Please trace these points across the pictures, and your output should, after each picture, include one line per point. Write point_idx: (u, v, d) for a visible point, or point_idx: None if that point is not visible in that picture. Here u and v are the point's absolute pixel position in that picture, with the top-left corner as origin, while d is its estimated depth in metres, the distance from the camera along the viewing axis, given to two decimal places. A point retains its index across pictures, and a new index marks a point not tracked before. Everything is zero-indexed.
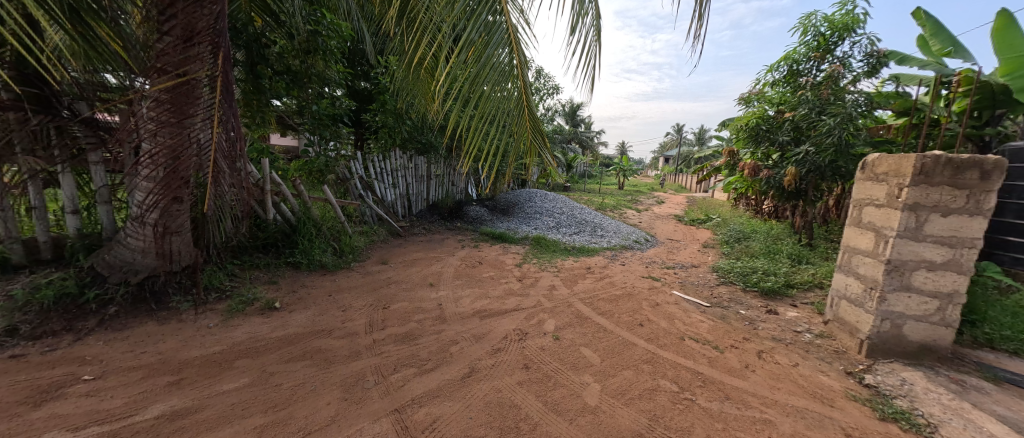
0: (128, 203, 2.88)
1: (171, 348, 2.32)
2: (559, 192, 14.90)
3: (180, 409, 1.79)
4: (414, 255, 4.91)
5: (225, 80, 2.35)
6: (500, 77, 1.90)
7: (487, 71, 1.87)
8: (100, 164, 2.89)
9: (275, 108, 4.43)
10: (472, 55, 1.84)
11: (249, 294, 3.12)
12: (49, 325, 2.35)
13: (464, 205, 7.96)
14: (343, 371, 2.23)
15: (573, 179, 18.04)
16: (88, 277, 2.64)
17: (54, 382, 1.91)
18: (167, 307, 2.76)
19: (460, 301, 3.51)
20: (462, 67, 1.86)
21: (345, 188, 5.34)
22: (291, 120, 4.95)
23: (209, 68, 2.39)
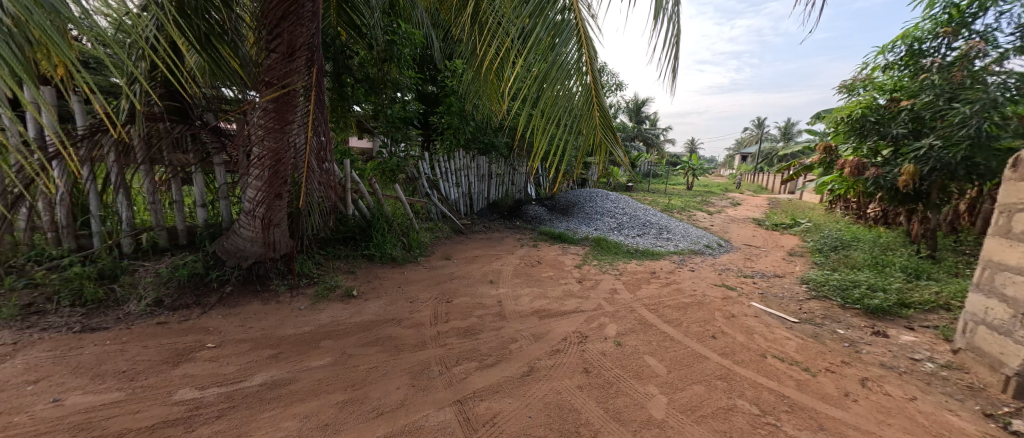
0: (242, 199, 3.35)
1: (271, 326, 2.67)
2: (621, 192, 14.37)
3: (278, 379, 2.05)
4: (475, 253, 5.07)
5: (318, 89, 2.66)
6: (567, 75, 1.88)
7: (555, 70, 1.86)
8: (222, 165, 3.41)
9: (355, 113, 4.87)
10: (540, 54, 1.85)
11: (332, 282, 3.46)
12: (184, 298, 2.83)
13: (523, 205, 8.04)
14: (411, 359, 2.38)
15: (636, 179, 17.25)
16: (211, 260, 3.12)
17: (187, 346, 2.31)
18: (268, 290, 3.17)
19: (519, 300, 3.55)
20: (530, 68, 1.87)
21: (414, 187, 5.67)
22: (368, 124, 5.39)
23: (305, 80, 2.76)
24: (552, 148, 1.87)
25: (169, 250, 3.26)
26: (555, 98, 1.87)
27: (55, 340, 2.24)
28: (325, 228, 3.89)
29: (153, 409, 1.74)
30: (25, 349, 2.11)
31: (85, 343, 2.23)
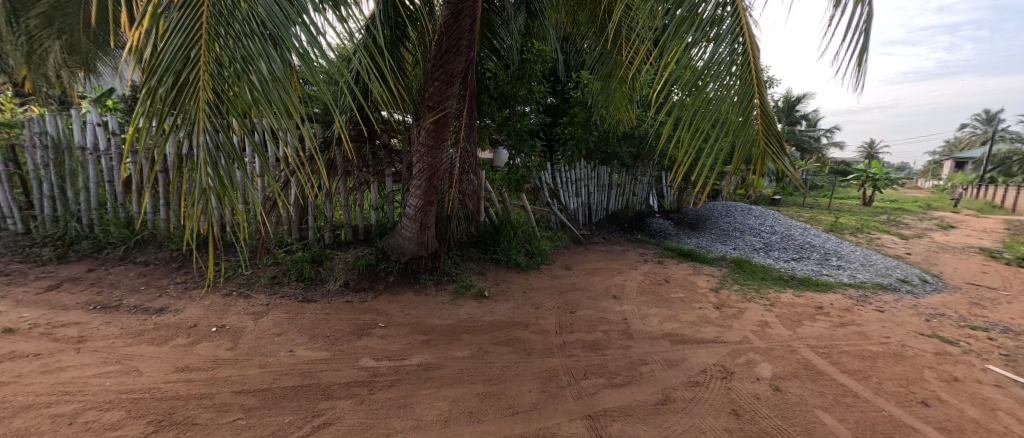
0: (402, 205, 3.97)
1: (422, 314, 3.10)
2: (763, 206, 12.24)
3: (430, 362, 2.37)
4: (597, 265, 4.95)
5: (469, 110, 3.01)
6: (718, 71, 1.57)
7: (705, 66, 1.57)
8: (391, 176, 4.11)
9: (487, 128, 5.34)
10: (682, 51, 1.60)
11: (467, 281, 3.84)
12: (362, 283, 3.51)
13: (645, 217, 7.51)
14: (540, 364, 2.46)
15: (785, 192, 14.45)
16: (379, 254, 3.77)
17: (365, 323, 2.86)
18: (419, 282, 3.70)
19: (646, 319, 3.33)
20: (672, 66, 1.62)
21: (536, 196, 5.86)
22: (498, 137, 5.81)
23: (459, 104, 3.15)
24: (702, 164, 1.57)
25: (352, 243, 4.06)
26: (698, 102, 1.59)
27: (286, 306, 3.03)
28: (462, 231, 4.33)
29: (347, 370, 2.20)
30: (270, 310, 2.92)
31: (302, 311, 2.96)
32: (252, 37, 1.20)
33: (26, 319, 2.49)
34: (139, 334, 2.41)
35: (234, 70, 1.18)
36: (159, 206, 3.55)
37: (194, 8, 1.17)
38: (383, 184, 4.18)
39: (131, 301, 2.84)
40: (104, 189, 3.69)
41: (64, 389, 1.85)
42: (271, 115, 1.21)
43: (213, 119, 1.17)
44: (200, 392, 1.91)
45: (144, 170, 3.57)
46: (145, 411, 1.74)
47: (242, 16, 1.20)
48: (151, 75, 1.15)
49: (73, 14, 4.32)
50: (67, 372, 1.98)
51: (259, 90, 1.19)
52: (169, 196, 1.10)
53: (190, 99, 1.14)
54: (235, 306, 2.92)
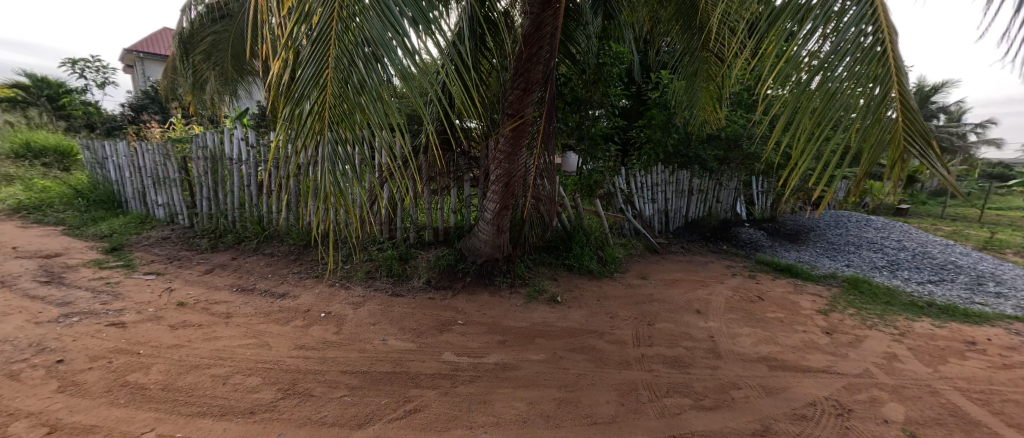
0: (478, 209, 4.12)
1: (497, 315, 3.18)
2: (884, 216, 10.34)
3: (507, 363, 2.42)
4: (677, 276, 4.62)
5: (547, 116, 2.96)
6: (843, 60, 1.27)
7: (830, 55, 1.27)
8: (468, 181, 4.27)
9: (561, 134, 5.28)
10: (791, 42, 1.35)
11: (540, 285, 3.85)
12: (441, 281, 3.72)
13: (733, 226, 6.79)
14: (618, 376, 2.37)
15: (914, 200, 12.06)
16: (457, 255, 3.95)
17: (445, 319, 3.03)
18: (495, 284, 3.81)
19: (737, 339, 3.02)
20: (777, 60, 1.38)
21: (609, 201, 5.64)
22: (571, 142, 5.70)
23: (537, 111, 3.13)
24: (808, 169, 1.28)
25: (433, 244, 4.22)
26: (807, 99, 1.32)
27: (378, 298, 3.34)
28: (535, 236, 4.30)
29: (431, 362, 2.35)
30: (366, 301, 3.24)
31: (392, 304, 3.24)
32: (364, 60, 1.39)
33: (191, 295, 3.11)
34: (268, 314, 2.86)
35: (350, 91, 1.39)
36: (281, 206, 4.16)
37: (324, 40, 1.40)
38: (462, 189, 4.28)
39: (261, 286, 3.38)
40: (243, 192, 4.43)
41: (218, 355, 2.27)
42: (376, 126, 1.40)
43: (330, 132, 1.38)
44: (313, 368, 2.20)
45: (270, 176, 4.21)
46: (274, 380, 2.06)
47: (357, 43, 1.40)
48: (292, 98, 1.41)
49: (224, 49, 5.54)
50: (219, 341, 2.42)
51: (369, 107, 1.38)
52: (301, 195, 1.35)
53: (318, 117, 1.38)
54: (338, 296, 3.30)
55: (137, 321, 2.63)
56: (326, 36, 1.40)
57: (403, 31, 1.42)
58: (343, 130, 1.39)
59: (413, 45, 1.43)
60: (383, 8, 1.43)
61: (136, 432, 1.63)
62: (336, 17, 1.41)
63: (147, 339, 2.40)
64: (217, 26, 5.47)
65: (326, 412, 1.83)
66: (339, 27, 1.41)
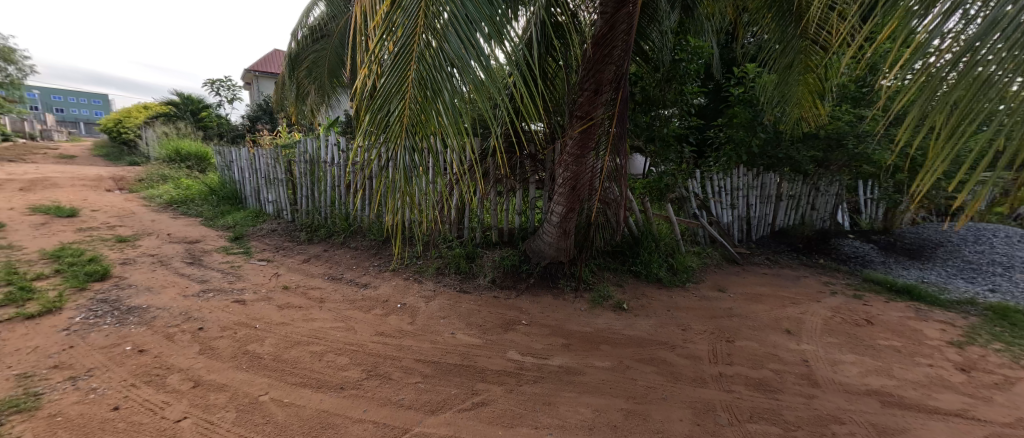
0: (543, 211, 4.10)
1: (561, 319, 3.16)
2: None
3: (571, 367, 2.40)
4: (761, 290, 4.16)
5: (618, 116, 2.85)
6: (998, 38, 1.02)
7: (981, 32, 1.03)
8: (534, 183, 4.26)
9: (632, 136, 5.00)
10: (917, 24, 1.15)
11: (605, 291, 3.73)
12: (505, 281, 3.77)
13: (833, 237, 5.90)
14: (692, 393, 2.22)
15: None
16: (521, 256, 3.96)
17: (510, 318, 3.08)
18: (558, 287, 3.77)
19: (838, 367, 2.63)
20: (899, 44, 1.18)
21: (681, 206, 5.25)
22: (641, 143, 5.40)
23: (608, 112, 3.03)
24: (939, 175, 1.05)
25: (498, 244, 4.24)
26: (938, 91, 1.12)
27: (447, 294, 3.50)
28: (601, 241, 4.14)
29: (497, 359, 2.41)
30: (436, 295, 3.43)
31: (460, 300, 3.38)
32: (440, 70, 1.50)
33: (293, 281, 3.56)
34: (353, 301, 3.16)
35: (426, 100, 1.50)
36: (364, 204, 4.57)
37: (406, 53, 1.52)
38: (527, 191, 4.23)
39: (347, 276, 3.75)
40: (334, 191, 4.95)
41: (314, 334, 2.57)
42: (448, 133, 1.50)
43: (408, 138, 1.51)
44: (391, 354, 2.38)
45: (354, 177, 4.64)
46: (359, 361, 2.28)
47: (435, 55, 1.50)
48: (375, 106, 1.55)
49: (322, 65, 6.35)
50: (315, 323, 2.74)
51: (443, 114, 1.49)
52: (382, 195, 1.51)
53: (398, 124, 1.51)
54: (412, 289, 3.54)
55: (253, 300, 3.09)
56: (408, 48, 1.52)
57: (477, 42, 1.50)
58: (419, 136, 1.51)
59: (485, 56, 1.52)
60: (459, 20, 1.52)
61: (253, 395, 1.93)
62: (418, 31, 1.52)
63: (260, 315, 2.81)
64: (319, 46, 6.41)
65: (403, 395, 1.98)
66: (420, 40, 1.52)
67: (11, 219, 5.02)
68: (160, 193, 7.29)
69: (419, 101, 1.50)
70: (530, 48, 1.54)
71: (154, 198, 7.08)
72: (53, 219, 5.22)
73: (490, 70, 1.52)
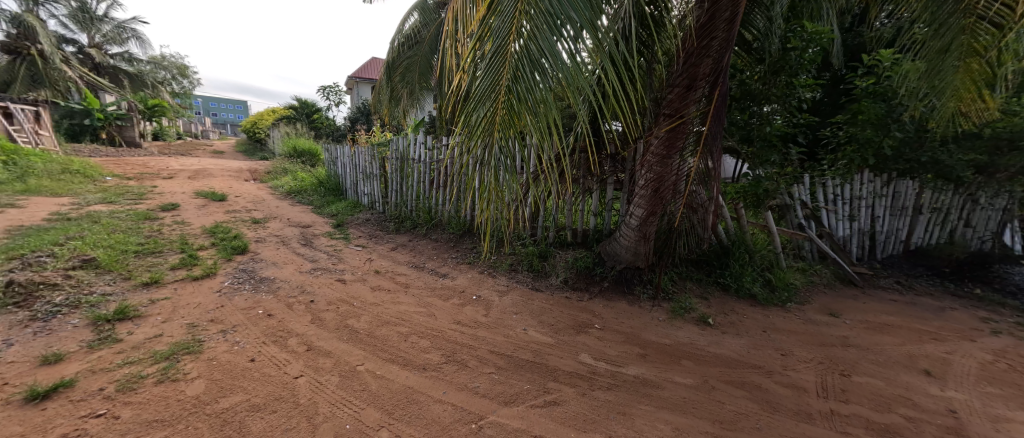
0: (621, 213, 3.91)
1: (637, 327, 2.99)
2: None
3: (648, 379, 2.27)
4: (888, 319, 3.48)
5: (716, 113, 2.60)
6: None
7: None
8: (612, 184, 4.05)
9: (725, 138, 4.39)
10: None
11: (687, 303, 3.44)
12: (578, 283, 3.69)
13: (1001, 261, 4.64)
14: (793, 427, 1.95)
15: None
16: (595, 258, 3.82)
17: (583, 321, 3.01)
18: (634, 294, 3.57)
19: (1002, 425, 2.09)
20: None
21: (783, 214, 4.64)
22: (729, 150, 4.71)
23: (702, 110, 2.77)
24: None
25: (572, 245, 4.16)
26: None
27: (520, 290, 3.55)
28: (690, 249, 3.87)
29: (570, 360, 2.39)
30: (509, 291, 3.50)
31: (532, 297, 3.40)
32: (531, 69, 1.52)
33: (383, 266, 3.92)
34: (433, 289, 3.38)
35: (515, 100, 1.54)
36: (445, 199, 4.84)
37: (500, 54, 1.55)
38: (605, 192, 4.05)
39: (429, 265, 4.02)
40: (419, 187, 5.33)
41: (400, 317, 2.79)
42: (536, 129, 1.54)
43: (497, 136, 1.57)
44: (467, 343, 2.49)
45: (438, 173, 4.94)
46: (439, 346, 2.42)
47: (528, 53, 1.52)
48: (469, 107, 1.61)
49: (414, 69, 6.88)
50: (400, 306, 2.98)
51: (533, 113, 1.52)
52: (469, 190, 1.59)
53: (489, 123, 1.56)
54: (486, 282, 3.66)
55: (351, 280, 3.47)
56: (502, 49, 1.55)
57: (569, 38, 1.49)
58: (508, 134, 1.56)
59: (575, 52, 1.49)
60: (552, 18, 1.52)
61: (351, 364, 2.17)
62: (513, 31, 1.54)
63: (356, 294, 3.15)
64: (412, 52, 6.96)
65: (478, 383, 2.06)
66: (514, 40, 1.54)
67: (182, 201, 6.34)
68: (282, 184, 8.56)
69: (509, 100, 1.54)
70: (623, 39, 1.49)
71: (277, 188, 8.34)
72: (209, 202, 6.46)
73: (579, 63, 1.51)
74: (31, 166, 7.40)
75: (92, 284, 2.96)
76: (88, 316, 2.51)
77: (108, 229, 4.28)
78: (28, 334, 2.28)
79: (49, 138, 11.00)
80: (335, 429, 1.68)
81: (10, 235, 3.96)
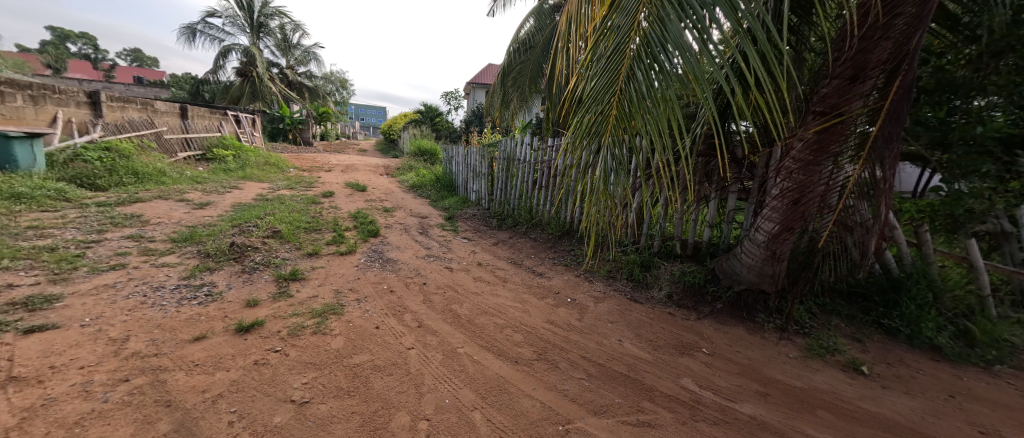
0: (745, 227, 3.38)
1: (758, 359, 2.54)
2: None
3: (767, 422, 1.93)
4: None
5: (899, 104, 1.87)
6: None
7: None
8: (736, 192, 3.43)
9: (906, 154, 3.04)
10: None
11: (829, 342, 2.75)
12: (685, 300, 3.30)
13: None
14: None
15: None
16: (709, 275, 3.39)
17: (688, 343, 2.70)
18: (754, 321, 3.04)
19: None
20: None
21: (996, 246, 3.41)
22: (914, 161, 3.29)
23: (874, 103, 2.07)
24: None
25: (680, 257, 3.77)
26: None
27: (617, 298, 3.40)
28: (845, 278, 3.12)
29: (669, 382, 2.21)
30: (606, 298, 3.38)
31: (630, 307, 3.23)
32: (652, 66, 1.44)
33: (486, 260, 4.19)
34: (529, 287, 3.49)
35: (633, 100, 1.48)
36: (548, 201, 4.92)
37: (619, 53, 1.53)
38: (725, 201, 3.52)
39: (527, 263, 4.15)
40: (523, 186, 5.53)
41: (497, 309, 2.95)
42: (651, 128, 1.44)
43: (609, 137, 1.54)
44: (561, 345, 2.51)
45: (541, 174, 5.04)
46: (531, 342, 2.50)
47: (649, 48, 1.45)
48: (582, 108, 1.63)
49: (525, 73, 7.14)
50: (497, 299, 3.14)
51: (649, 110, 1.44)
52: (577, 190, 1.59)
53: (601, 124, 1.55)
54: (582, 286, 3.60)
55: (457, 269, 3.81)
56: (622, 48, 1.52)
57: (700, 26, 1.36)
58: (619, 133, 1.51)
59: (704, 44, 1.36)
60: (681, 9, 1.42)
61: (453, 346, 2.39)
62: (634, 29, 1.50)
63: (461, 283, 3.45)
64: (524, 57, 7.23)
65: (568, 386, 2.08)
66: (634, 36, 1.50)
67: (336, 190, 7.76)
68: (408, 179, 9.81)
69: (626, 102, 1.50)
70: (766, 20, 1.26)
71: (404, 182, 9.59)
72: (354, 192, 7.78)
73: (710, 54, 1.36)
74: (247, 159, 9.95)
75: (276, 250, 3.86)
76: (274, 274, 3.28)
77: (289, 209, 5.51)
78: (239, 282, 3.10)
79: (259, 138, 14.63)
80: (437, 401, 1.89)
81: (233, 209, 5.42)
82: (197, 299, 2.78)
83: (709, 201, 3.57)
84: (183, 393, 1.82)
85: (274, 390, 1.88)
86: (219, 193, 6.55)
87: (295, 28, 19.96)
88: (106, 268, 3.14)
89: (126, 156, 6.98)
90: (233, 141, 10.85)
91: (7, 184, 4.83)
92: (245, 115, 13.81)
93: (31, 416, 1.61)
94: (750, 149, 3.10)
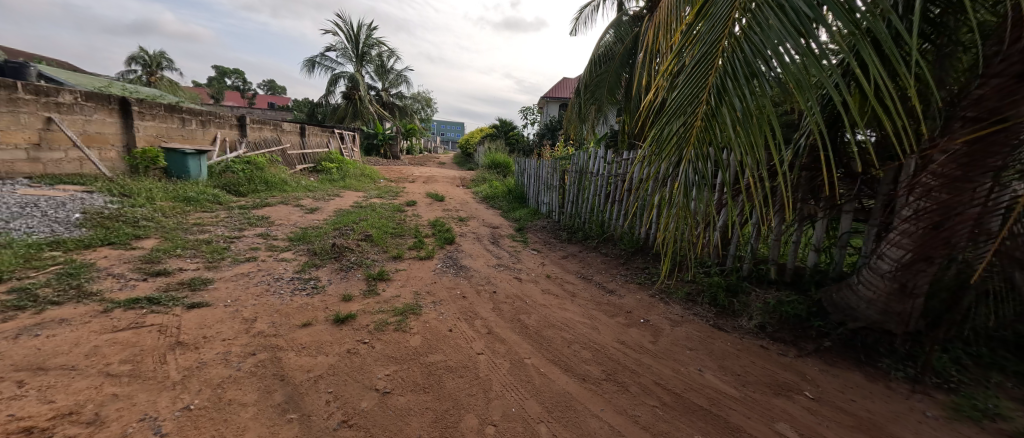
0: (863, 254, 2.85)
1: (881, 414, 2.10)
2: None
3: None
4: None
5: None
6: None
7: None
8: (851, 213, 2.92)
9: None
10: None
11: (987, 404, 2.12)
12: (783, 334, 2.88)
13: None
14: None
15: None
16: (815, 307, 2.91)
17: (787, 383, 2.35)
18: (875, 367, 2.51)
19: None
20: None
21: None
22: None
23: None
24: None
25: (776, 284, 3.33)
26: None
27: (697, 323, 3.11)
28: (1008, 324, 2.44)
29: (760, 424, 1.96)
30: (684, 322, 3.13)
31: (713, 335, 2.93)
32: (747, 74, 1.34)
33: (555, 273, 4.18)
34: (598, 304, 3.39)
35: (724, 111, 1.36)
36: (621, 215, 4.76)
37: (706, 62, 1.44)
38: (837, 222, 3.03)
39: (598, 279, 4.04)
40: (594, 199, 5.43)
41: (561, 324, 2.92)
42: (742, 139, 1.33)
43: (693, 150, 1.43)
44: (631, 369, 2.37)
45: (616, 187, 4.90)
46: (600, 361, 2.43)
47: (742, 56, 1.36)
48: (662, 120, 1.56)
49: (603, 86, 7.01)
50: (565, 314, 3.11)
51: (740, 121, 1.33)
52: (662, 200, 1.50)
53: (683, 137, 1.46)
54: (657, 308, 3.38)
55: (526, 280, 3.87)
56: (711, 56, 1.43)
57: (805, 31, 1.25)
58: (706, 147, 1.41)
59: (810, 46, 1.23)
60: (782, 12, 1.32)
61: (520, 355, 2.43)
62: (725, 35, 1.41)
63: (529, 294, 3.49)
64: (603, 69, 7.11)
65: (640, 412, 1.98)
66: (726, 44, 1.41)
67: (418, 200, 8.42)
68: (482, 190, 10.25)
69: (714, 112, 1.39)
70: (890, 19, 1.11)
71: (479, 194, 10.02)
72: (433, 202, 8.33)
73: (818, 57, 1.23)
74: (348, 170, 11.33)
75: (367, 252, 4.31)
76: (364, 273, 3.68)
77: (378, 215, 6.12)
78: (338, 278, 3.52)
79: (358, 152, 16.60)
80: (503, 408, 1.93)
81: (335, 215, 6.17)
82: (305, 290, 3.22)
83: (816, 222, 3.08)
84: (293, 370, 2.13)
85: (361, 377, 2.10)
86: (325, 200, 7.55)
87: (391, 54, 22.33)
88: (243, 259, 3.81)
89: (260, 167, 8.41)
90: (337, 155, 12.42)
91: (181, 190, 6.13)
92: (347, 133, 15.72)
93: (190, 374, 2.02)
94: (870, 162, 2.63)
